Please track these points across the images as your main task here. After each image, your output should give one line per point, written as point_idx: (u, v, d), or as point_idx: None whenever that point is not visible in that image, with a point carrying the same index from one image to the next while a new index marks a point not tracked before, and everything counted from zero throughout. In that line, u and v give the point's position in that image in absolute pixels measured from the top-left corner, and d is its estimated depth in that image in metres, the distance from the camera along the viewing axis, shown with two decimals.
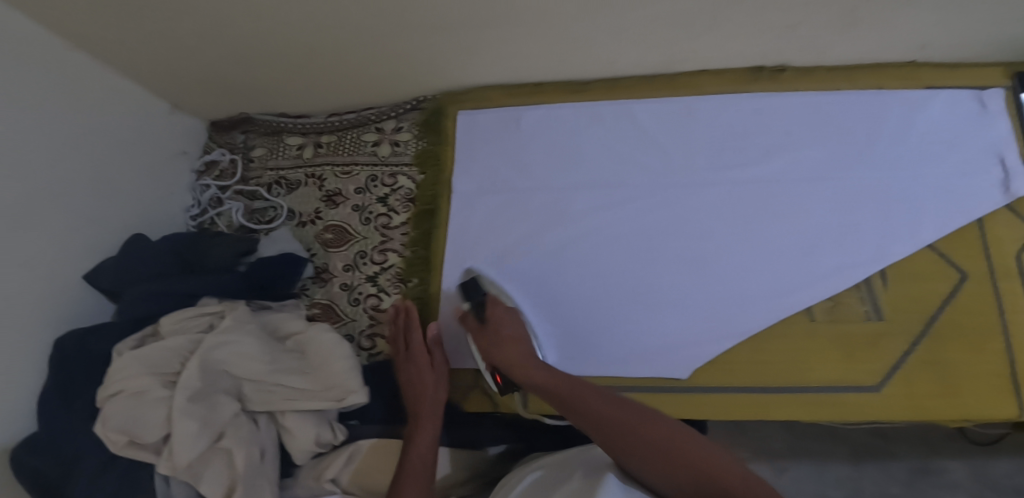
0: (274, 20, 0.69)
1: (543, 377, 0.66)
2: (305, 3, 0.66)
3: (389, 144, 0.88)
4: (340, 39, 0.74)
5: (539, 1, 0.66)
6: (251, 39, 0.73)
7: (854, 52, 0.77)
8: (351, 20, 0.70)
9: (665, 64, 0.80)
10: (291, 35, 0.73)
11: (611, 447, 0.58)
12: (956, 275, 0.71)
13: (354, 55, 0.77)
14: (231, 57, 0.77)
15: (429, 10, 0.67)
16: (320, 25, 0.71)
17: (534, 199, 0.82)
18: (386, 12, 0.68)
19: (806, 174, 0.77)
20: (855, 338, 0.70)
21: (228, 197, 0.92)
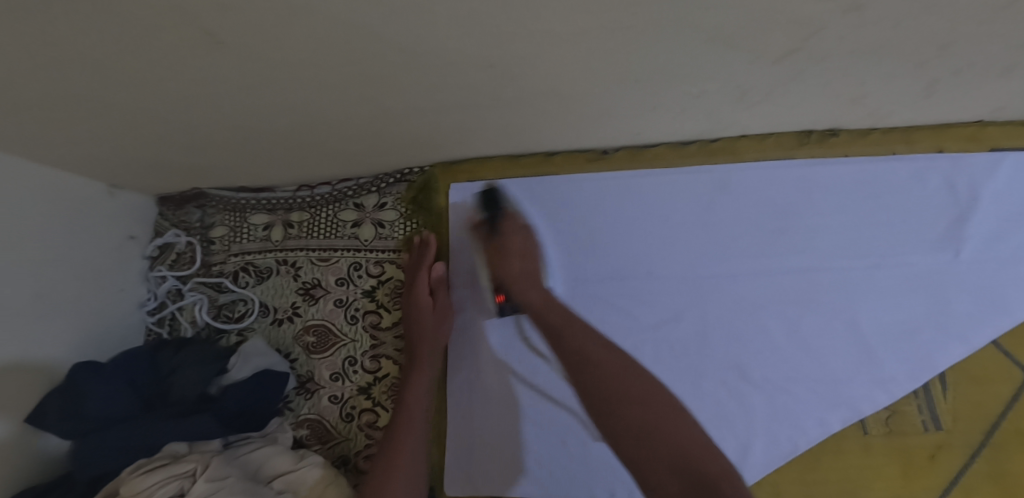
0: (239, 101, 0.56)
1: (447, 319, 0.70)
2: (277, 84, 0.53)
3: (371, 224, 0.76)
4: (316, 116, 0.60)
5: (564, 76, 0.54)
6: (209, 120, 0.59)
7: (918, 116, 0.66)
8: (331, 98, 0.57)
9: (701, 132, 0.68)
10: (254, 113, 0.59)
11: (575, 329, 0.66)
12: (1022, 375, 0.65)
13: (333, 131, 0.64)
14: (187, 138, 0.64)
15: (426, 83, 0.54)
16: (294, 105, 0.57)
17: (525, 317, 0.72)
18: (371, 87, 0.55)
19: (859, 260, 0.68)
20: (914, 451, 0.64)
21: (188, 290, 0.77)
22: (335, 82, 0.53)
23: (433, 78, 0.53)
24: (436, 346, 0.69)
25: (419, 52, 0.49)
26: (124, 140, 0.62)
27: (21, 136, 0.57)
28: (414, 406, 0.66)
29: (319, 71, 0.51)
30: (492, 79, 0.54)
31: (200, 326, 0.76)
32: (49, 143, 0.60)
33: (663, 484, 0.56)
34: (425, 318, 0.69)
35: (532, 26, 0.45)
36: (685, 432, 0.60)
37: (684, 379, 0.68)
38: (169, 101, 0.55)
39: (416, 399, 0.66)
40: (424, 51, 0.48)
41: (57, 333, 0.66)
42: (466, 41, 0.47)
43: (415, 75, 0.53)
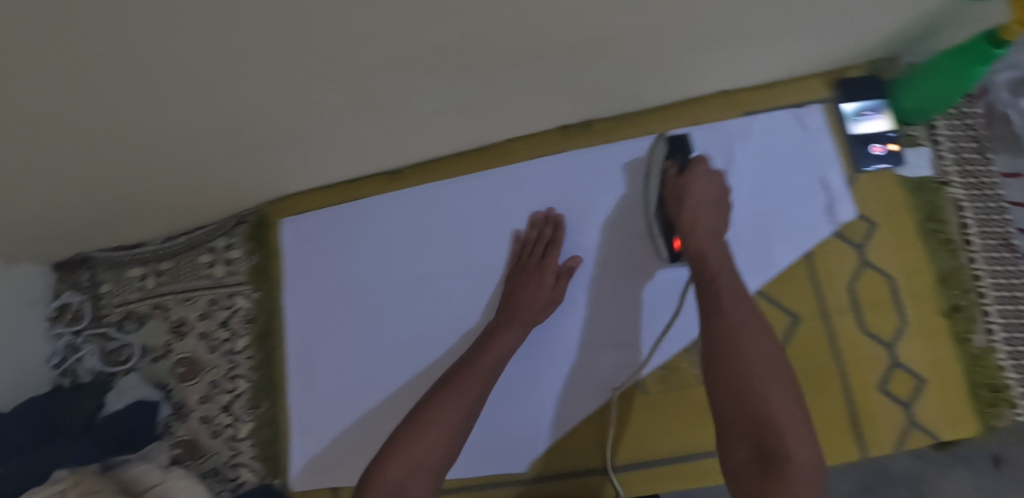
0: (61, 179, 0.67)
1: (548, 296, 0.71)
2: (81, 162, 0.64)
3: (222, 263, 0.86)
4: (134, 181, 0.72)
5: (307, 112, 0.63)
6: (50, 198, 0.71)
7: (659, 94, 0.73)
8: (134, 164, 0.68)
9: (472, 141, 0.76)
10: (80, 189, 0.70)
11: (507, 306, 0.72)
12: (788, 318, 0.69)
13: (157, 189, 0.75)
14: (47, 215, 0.76)
15: (197, 141, 0.65)
16: (108, 175, 0.69)
17: None
18: (156, 152, 0.66)
19: (630, 233, 0.75)
20: (692, 403, 0.69)
21: (82, 342, 0.89)
22: (124, 153, 0.65)
23: (198, 136, 0.64)
24: (535, 315, 0.71)
25: (165, 121, 0.59)
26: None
27: None
28: (479, 373, 0.67)
29: (102, 146, 0.62)
30: (246, 128, 0.64)
31: (91, 373, 0.87)
32: None
33: (735, 447, 0.53)
34: (527, 289, 0.72)
35: (240, 85, 0.55)
36: (790, 405, 0.53)
37: None
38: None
39: (483, 368, 0.67)
40: (169, 119, 0.59)
41: None
42: (199, 104, 0.57)
43: (186, 134, 0.63)
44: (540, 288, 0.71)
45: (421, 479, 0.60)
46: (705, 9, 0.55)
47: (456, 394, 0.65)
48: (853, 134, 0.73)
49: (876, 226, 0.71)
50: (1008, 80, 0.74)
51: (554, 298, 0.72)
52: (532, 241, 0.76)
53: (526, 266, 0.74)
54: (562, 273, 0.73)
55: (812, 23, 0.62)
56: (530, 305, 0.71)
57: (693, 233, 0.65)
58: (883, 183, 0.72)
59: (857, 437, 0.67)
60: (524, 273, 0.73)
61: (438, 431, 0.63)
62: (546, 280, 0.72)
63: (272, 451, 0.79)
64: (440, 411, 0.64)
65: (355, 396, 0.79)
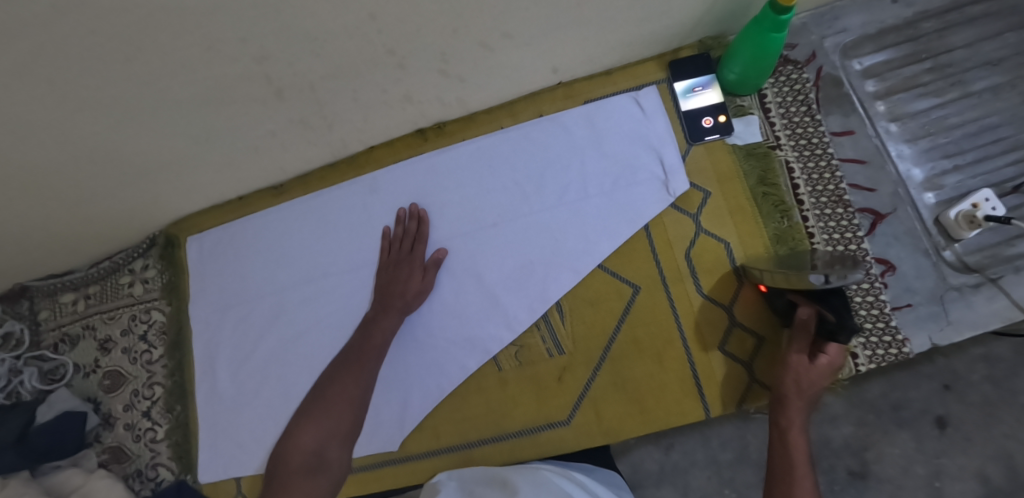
0: None
1: (419, 286, 0.75)
2: None
3: (141, 282, 0.95)
4: (35, 221, 0.81)
5: (156, 139, 0.72)
6: None
7: (494, 93, 0.78)
8: (24, 203, 0.77)
9: (335, 152, 0.83)
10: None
11: (393, 292, 0.75)
12: (628, 289, 0.73)
13: (57, 224, 0.84)
14: None
15: (74, 176, 0.74)
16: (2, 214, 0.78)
17: None
18: (42, 192, 0.76)
19: (484, 220, 0.78)
20: (542, 376, 0.73)
21: (23, 365, 0.98)
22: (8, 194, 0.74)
23: (74, 171, 0.74)
24: (410, 300, 0.75)
25: (28, 157, 0.68)
26: None
27: None
28: (375, 348, 0.72)
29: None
30: (111, 158, 0.73)
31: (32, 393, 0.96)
32: None
33: None
34: (398, 282, 0.75)
35: (78, 117, 0.64)
36: None
37: None
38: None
39: (378, 343, 0.72)
40: (38, 156, 0.69)
41: None
42: (47, 136, 0.66)
43: (55, 168, 0.72)
44: (415, 279, 0.75)
45: (335, 446, 0.65)
46: (469, 16, 0.60)
47: (353, 370, 0.70)
48: (685, 111, 0.77)
49: (709, 194, 0.74)
50: (831, 47, 0.77)
51: (425, 290, 0.76)
52: (397, 237, 0.79)
53: (394, 259, 0.78)
54: (430, 265, 0.76)
55: (599, 18, 0.66)
56: (407, 298, 0.75)
57: (811, 369, 0.64)
58: (715, 152, 0.75)
59: (700, 398, 0.70)
60: (394, 267, 0.78)
61: (345, 406, 0.68)
62: (414, 267, 0.76)
63: (184, 450, 0.86)
64: (336, 386, 0.69)
65: (250, 395, 0.84)
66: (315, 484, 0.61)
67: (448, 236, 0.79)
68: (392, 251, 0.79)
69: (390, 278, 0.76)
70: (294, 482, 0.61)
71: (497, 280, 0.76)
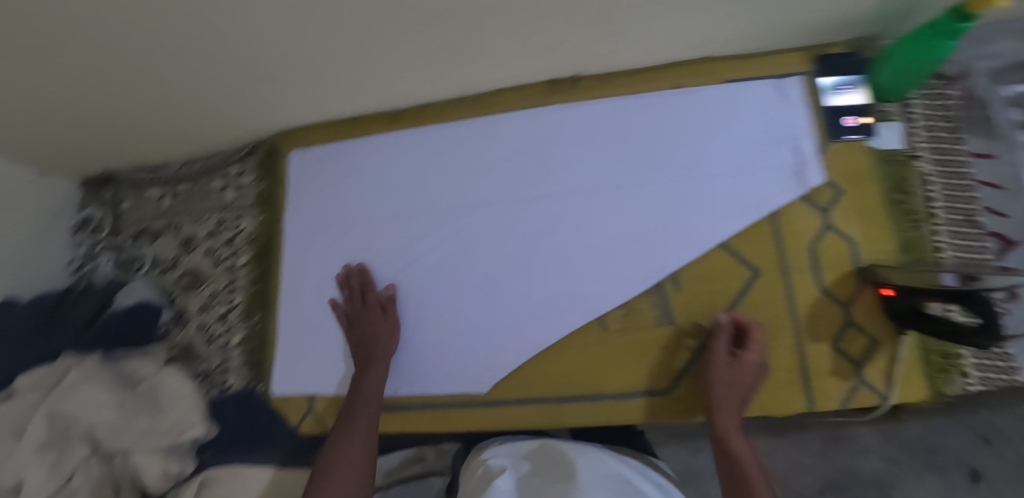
0: (81, 92, 0.75)
1: (389, 331, 0.78)
2: (98, 76, 0.72)
3: (233, 188, 0.94)
4: (147, 101, 0.79)
5: (298, 51, 0.70)
6: (77, 113, 0.80)
7: (638, 56, 0.76)
8: (145, 84, 0.75)
9: (463, 87, 0.81)
10: (94, 101, 0.78)
11: (365, 340, 0.78)
12: (748, 271, 0.72)
13: (166, 112, 0.82)
14: (75, 130, 0.85)
15: (201, 65, 0.71)
16: (120, 91, 0.76)
17: (488, 255, 0.80)
18: (166, 75, 0.73)
19: (604, 182, 0.79)
20: (647, 342, 0.72)
21: (100, 252, 0.97)
22: (134, 72, 0.72)
23: (203, 61, 0.70)
24: (388, 349, 0.77)
25: (169, 39, 0.66)
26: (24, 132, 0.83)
27: None
28: (363, 400, 0.74)
29: (119, 61, 0.69)
30: (244, 56, 0.70)
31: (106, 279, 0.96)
32: None
33: None
34: (371, 333, 0.78)
35: (234, 16, 0.61)
36: None
37: (469, 289, 0.79)
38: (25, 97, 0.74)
39: (365, 394, 0.75)
40: (175, 35, 0.65)
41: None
42: (197, 28, 0.64)
43: (189, 59, 0.70)
44: (382, 324, 0.78)
45: None
46: None
47: (351, 427, 0.73)
48: (829, 106, 0.76)
49: (842, 191, 0.73)
50: (982, 70, 0.75)
51: (395, 332, 0.78)
52: (346, 297, 0.82)
53: (362, 311, 0.80)
54: (387, 303, 0.80)
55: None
56: (383, 344, 0.77)
57: (734, 367, 0.69)
58: (852, 152, 0.74)
59: (806, 389, 0.70)
60: (364, 321, 0.79)
61: (352, 471, 0.70)
62: (381, 318, 0.78)
63: (258, 359, 0.85)
64: (341, 450, 0.71)
65: (335, 318, 0.83)
66: None
67: (564, 192, 0.80)
68: (348, 306, 0.81)
69: (364, 330, 0.78)
70: None
71: (611, 242, 0.76)
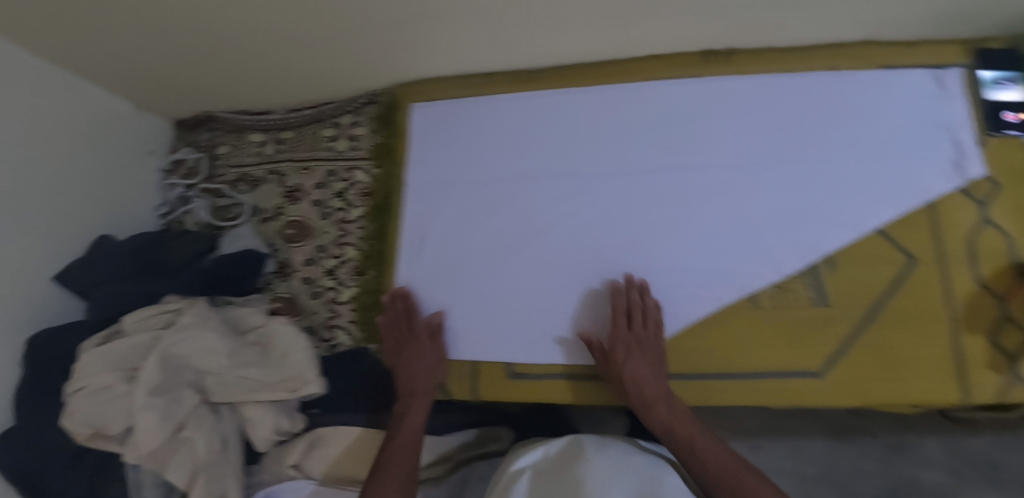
0: (216, 22, 0.70)
1: (430, 361, 0.75)
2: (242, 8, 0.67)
3: (346, 138, 0.89)
4: (280, 38, 0.73)
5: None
6: (200, 45, 0.74)
7: (803, 31, 0.75)
8: (285, 20, 0.70)
9: (613, 49, 0.78)
10: (224, 29, 0.71)
11: (403, 368, 0.76)
12: (905, 259, 0.71)
13: (294, 53, 0.77)
14: (188, 63, 0.79)
15: (356, 3, 0.66)
16: (256, 25, 0.70)
17: (633, 229, 0.76)
18: (312, 13, 0.68)
19: (753, 157, 0.76)
20: (801, 324, 0.71)
21: (194, 196, 0.93)
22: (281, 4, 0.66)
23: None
24: (429, 380, 0.75)
25: None
26: (134, 59, 0.77)
27: (51, 45, 0.73)
28: (404, 428, 0.72)
29: None
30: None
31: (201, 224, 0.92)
32: (74, 57, 0.75)
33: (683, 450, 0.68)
34: (412, 363, 0.75)
35: None
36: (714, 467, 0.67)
37: (610, 262, 0.76)
38: (149, 13, 0.68)
39: (407, 424, 0.73)
40: None
41: (76, 215, 0.81)
42: None
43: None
44: (424, 354, 0.76)
45: None
46: None
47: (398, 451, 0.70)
48: (992, 100, 0.74)
49: (1002, 185, 0.72)
50: None
51: (439, 361, 0.76)
52: (388, 320, 0.79)
53: (397, 339, 0.78)
54: (433, 331, 0.77)
55: None
56: (423, 375, 0.75)
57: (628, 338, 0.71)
58: (1010, 146, 0.73)
59: (961, 381, 0.68)
60: (406, 348, 0.77)
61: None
62: (420, 336, 0.76)
63: (372, 318, 0.81)
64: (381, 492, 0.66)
65: (459, 279, 0.79)
66: None
67: (713, 168, 0.76)
68: (389, 326, 0.79)
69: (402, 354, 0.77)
70: None
71: (761, 221, 0.74)
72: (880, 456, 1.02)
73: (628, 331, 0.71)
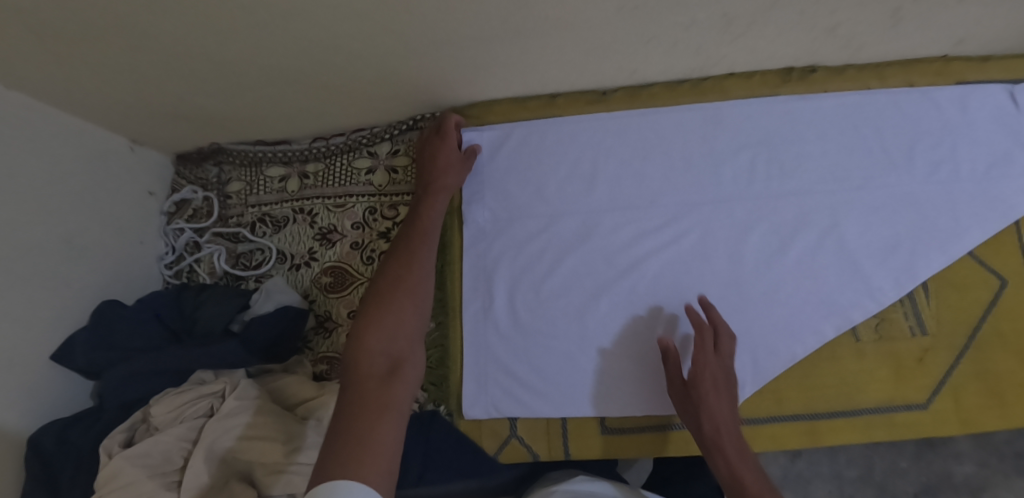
0: (246, 42, 0.58)
1: (451, 144, 0.72)
2: (279, 24, 0.56)
3: (385, 170, 0.79)
4: (317, 56, 0.62)
5: (552, 10, 0.57)
6: (217, 65, 0.62)
7: (893, 50, 0.70)
8: (329, 38, 0.59)
9: (693, 69, 0.71)
10: (256, 47, 0.59)
11: (427, 163, 0.72)
12: (997, 281, 0.69)
13: (330, 74, 0.66)
14: (198, 87, 0.66)
15: (422, 17, 0.56)
16: (294, 42, 0.59)
17: (726, 263, 0.70)
18: (366, 31, 0.58)
19: (844, 182, 0.71)
20: (904, 355, 0.69)
21: (206, 241, 0.81)
22: (330, 21, 0.56)
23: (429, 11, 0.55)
24: (451, 184, 0.71)
25: None
26: (132, 84, 0.64)
27: (28, 74, 0.59)
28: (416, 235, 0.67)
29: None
30: (480, 12, 0.56)
31: (219, 275, 0.80)
32: (56, 84, 0.61)
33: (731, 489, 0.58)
34: (438, 157, 0.72)
35: None
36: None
37: (698, 299, 0.70)
38: (169, 29, 0.55)
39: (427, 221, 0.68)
40: None
41: (78, 279, 0.68)
42: None
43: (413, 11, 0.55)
44: (450, 174, 0.71)
45: (404, 343, 0.56)
46: None
47: (406, 293, 0.60)
48: None
49: None
50: None
51: (462, 165, 0.73)
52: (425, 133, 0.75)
53: (427, 153, 0.73)
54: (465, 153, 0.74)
55: None
56: (446, 175, 0.71)
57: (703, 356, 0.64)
58: None
59: None
60: (433, 145, 0.73)
61: (408, 342, 0.56)
62: (451, 179, 0.71)
63: (437, 377, 0.73)
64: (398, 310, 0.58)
65: (538, 327, 0.72)
66: (393, 388, 0.51)
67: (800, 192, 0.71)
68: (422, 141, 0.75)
69: (431, 169, 0.72)
70: (368, 387, 0.50)
71: (857, 249, 0.70)
72: (913, 453, 0.87)
73: (715, 357, 0.65)
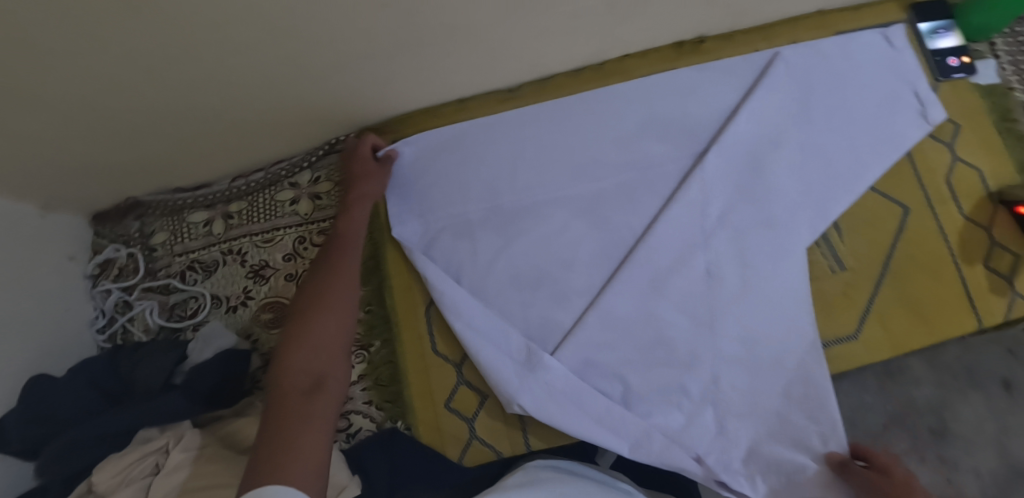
0: (139, 93, 0.57)
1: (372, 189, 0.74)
2: (168, 71, 0.55)
3: (309, 198, 0.79)
4: (217, 96, 0.61)
5: (442, 21, 0.58)
6: (115, 119, 0.61)
7: (772, 11, 0.74)
8: (225, 78, 0.58)
9: (592, 56, 0.74)
10: (153, 96, 0.58)
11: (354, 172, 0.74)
12: (899, 210, 0.74)
13: (234, 112, 0.65)
14: (101, 144, 0.65)
15: (313, 45, 0.56)
16: (190, 86, 0.58)
17: (662, 236, 0.72)
18: (261, 66, 0.58)
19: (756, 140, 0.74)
20: (828, 293, 0.73)
21: (137, 298, 0.79)
22: (221, 62, 0.55)
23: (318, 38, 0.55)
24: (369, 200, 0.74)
25: (288, 19, 0.50)
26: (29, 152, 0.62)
27: None
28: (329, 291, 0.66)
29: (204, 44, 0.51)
30: (371, 34, 0.57)
31: (154, 330, 0.78)
32: None
33: None
34: (358, 183, 0.73)
35: None
36: None
37: (632, 274, 0.72)
38: (56, 91, 0.54)
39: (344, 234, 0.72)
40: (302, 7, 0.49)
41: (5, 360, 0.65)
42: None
43: (306, 41, 0.55)
44: (366, 183, 0.74)
45: (318, 359, 0.61)
46: None
47: (319, 313, 0.64)
48: (935, 49, 0.78)
49: (960, 125, 0.77)
50: None
51: (380, 184, 0.75)
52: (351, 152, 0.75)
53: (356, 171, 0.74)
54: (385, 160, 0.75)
55: None
56: (368, 184, 0.74)
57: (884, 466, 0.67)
58: (960, 91, 0.78)
59: (976, 311, 0.72)
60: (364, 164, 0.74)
61: (318, 360, 0.61)
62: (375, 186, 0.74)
63: (392, 394, 0.75)
64: (309, 358, 0.61)
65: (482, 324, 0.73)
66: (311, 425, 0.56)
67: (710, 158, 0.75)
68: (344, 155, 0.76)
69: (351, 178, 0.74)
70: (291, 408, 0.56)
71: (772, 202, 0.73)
72: (875, 386, 0.91)
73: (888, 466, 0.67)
